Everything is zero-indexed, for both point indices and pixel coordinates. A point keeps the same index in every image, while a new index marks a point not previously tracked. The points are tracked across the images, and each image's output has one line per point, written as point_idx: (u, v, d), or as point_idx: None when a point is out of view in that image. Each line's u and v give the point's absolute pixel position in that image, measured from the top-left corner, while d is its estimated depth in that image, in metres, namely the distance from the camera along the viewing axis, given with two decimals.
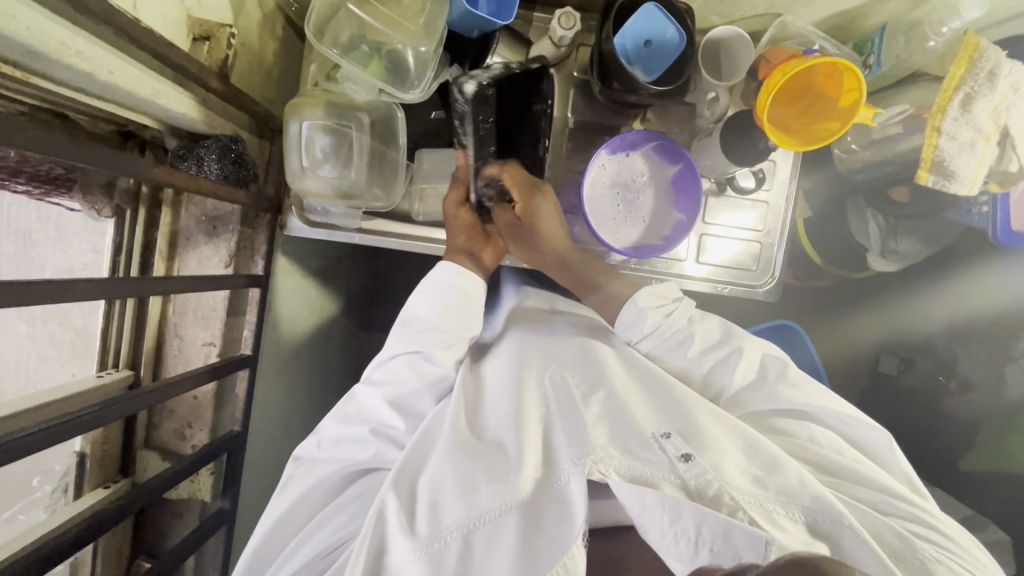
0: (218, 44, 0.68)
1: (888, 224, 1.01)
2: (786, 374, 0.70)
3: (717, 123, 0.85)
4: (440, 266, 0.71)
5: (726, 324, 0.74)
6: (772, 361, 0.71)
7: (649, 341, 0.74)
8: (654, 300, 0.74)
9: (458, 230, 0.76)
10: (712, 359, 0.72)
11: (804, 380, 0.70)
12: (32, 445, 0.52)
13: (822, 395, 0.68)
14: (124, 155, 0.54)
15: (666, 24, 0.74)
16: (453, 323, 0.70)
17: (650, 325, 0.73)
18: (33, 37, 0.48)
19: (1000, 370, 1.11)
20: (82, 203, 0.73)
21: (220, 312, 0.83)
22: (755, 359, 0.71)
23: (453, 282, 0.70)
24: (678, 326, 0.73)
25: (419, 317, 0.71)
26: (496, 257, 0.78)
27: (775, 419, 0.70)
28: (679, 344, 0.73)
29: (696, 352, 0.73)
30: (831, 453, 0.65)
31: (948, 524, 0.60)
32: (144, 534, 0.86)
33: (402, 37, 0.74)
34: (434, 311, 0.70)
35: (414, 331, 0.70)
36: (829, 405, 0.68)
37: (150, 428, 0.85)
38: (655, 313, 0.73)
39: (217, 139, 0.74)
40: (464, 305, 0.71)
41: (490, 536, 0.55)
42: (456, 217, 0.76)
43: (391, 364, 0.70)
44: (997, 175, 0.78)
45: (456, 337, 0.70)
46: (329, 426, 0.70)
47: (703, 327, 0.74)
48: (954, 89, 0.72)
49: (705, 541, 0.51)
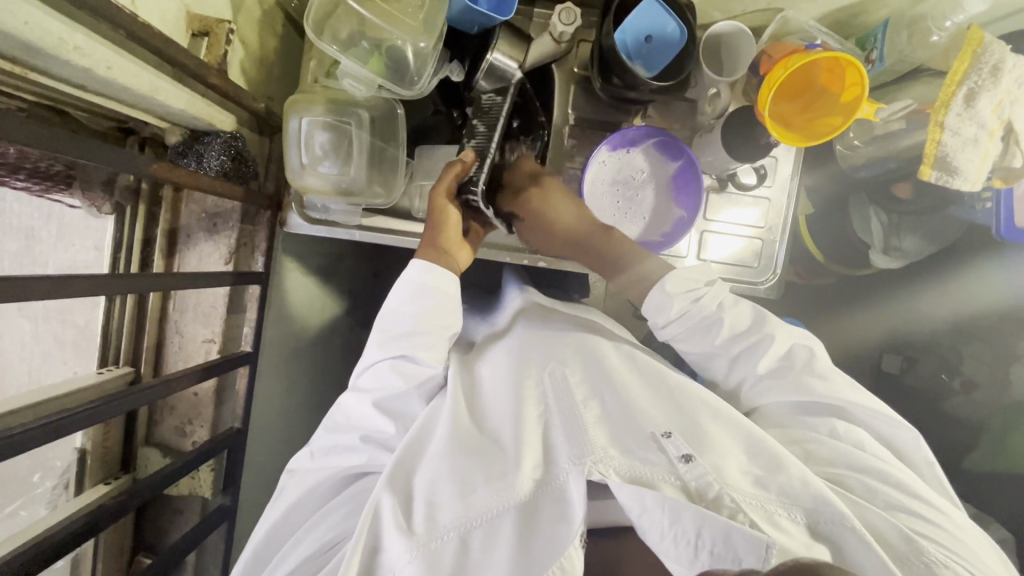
0: (217, 41, 0.69)
1: (891, 221, 1.00)
2: (813, 366, 0.69)
3: (719, 119, 0.83)
4: (409, 265, 0.71)
5: (760, 311, 0.73)
6: (802, 348, 0.71)
7: (676, 325, 0.73)
8: (686, 283, 0.72)
9: (440, 226, 0.74)
10: (743, 345, 0.71)
11: (833, 372, 0.69)
12: (30, 441, 0.52)
13: (847, 387, 0.68)
14: (123, 152, 0.54)
15: (666, 19, 0.74)
16: (433, 324, 0.70)
17: (677, 309, 0.72)
18: (31, 32, 0.48)
19: (1005, 371, 1.13)
20: (82, 199, 0.74)
21: (220, 309, 0.83)
22: (790, 347, 0.71)
23: (429, 282, 0.70)
24: (707, 311, 0.72)
25: (400, 323, 0.70)
26: (470, 257, 0.77)
27: (796, 412, 0.70)
28: (705, 329, 0.72)
29: (725, 338, 0.72)
30: (851, 446, 0.65)
31: (958, 522, 0.59)
32: (145, 530, 0.87)
33: (400, 33, 0.73)
34: (413, 315, 0.69)
35: (394, 336, 0.70)
36: (859, 400, 0.68)
37: (150, 424, 0.85)
38: (684, 297, 0.72)
39: (218, 136, 0.75)
40: (441, 305, 0.70)
41: (487, 534, 0.55)
42: (437, 213, 0.74)
43: (376, 370, 0.69)
44: (1002, 171, 0.78)
45: (438, 338, 0.70)
46: (319, 438, 0.71)
47: (735, 313, 0.72)
48: (959, 84, 0.71)
49: (705, 544, 0.51)
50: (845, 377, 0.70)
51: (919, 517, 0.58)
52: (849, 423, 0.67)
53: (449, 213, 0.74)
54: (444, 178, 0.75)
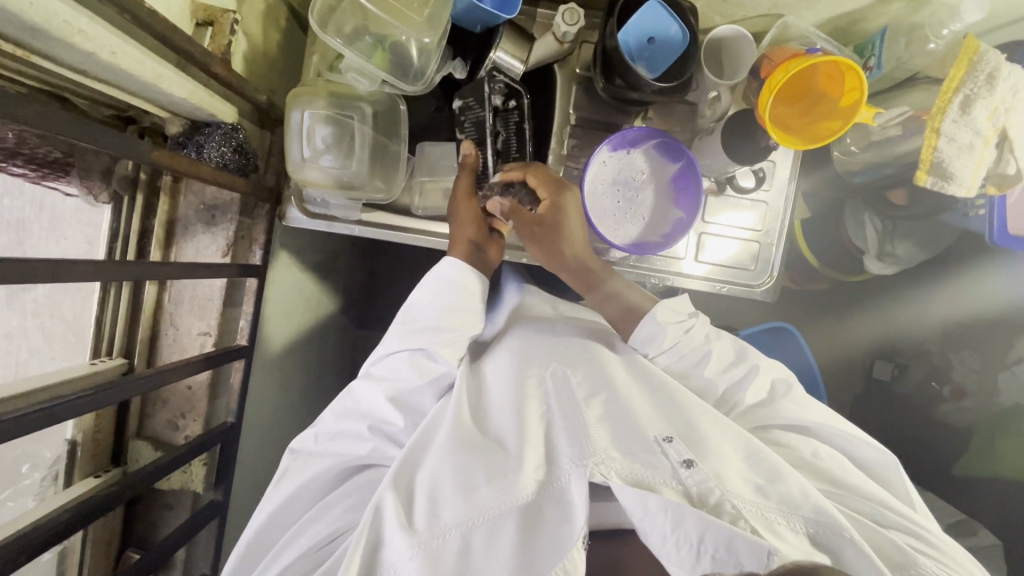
0: (222, 30, 0.68)
1: (886, 227, 1.02)
2: (792, 395, 0.70)
3: (719, 122, 0.84)
4: (442, 261, 0.71)
5: (739, 345, 0.75)
6: (780, 382, 0.72)
7: (666, 356, 0.73)
8: (674, 315, 0.73)
9: (469, 222, 0.76)
10: (726, 378, 0.72)
11: (807, 400, 0.71)
12: (20, 428, 0.51)
13: (821, 415, 0.70)
14: (124, 137, 0.53)
15: (669, 22, 0.74)
16: (457, 321, 0.70)
17: (668, 341, 0.72)
18: (36, 14, 0.47)
19: (993, 378, 1.12)
20: (79, 188, 0.72)
21: (217, 301, 0.82)
22: (767, 380, 0.72)
23: (458, 281, 0.70)
24: (697, 344, 0.73)
25: (426, 315, 0.70)
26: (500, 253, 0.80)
27: (782, 434, 0.70)
28: (695, 362, 0.73)
29: (713, 371, 0.73)
30: (835, 467, 0.65)
31: (944, 539, 0.61)
32: (133, 526, 0.85)
33: (405, 28, 0.73)
34: (439, 309, 0.70)
35: (416, 328, 0.69)
36: (836, 425, 0.69)
37: (143, 417, 0.83)
38: (675, 328, 0.73)
39: (219, 127, 0.74)
40: (467, 303, 0.71)
41: (490, 535, 0.54)
42: (461, 210, 0.77)
43: (393, 360, 0.69)
44: (995, 178, 0.79)
45: (461, 335, 0.70)
46: (326, 421, 0.70)
47: (719, 346, 0.74)
48: (954, 91, 0.73)
49: (708, 549, 0.50)
50: (818, 405, 0.72)
51: (914, 535, 0.59)
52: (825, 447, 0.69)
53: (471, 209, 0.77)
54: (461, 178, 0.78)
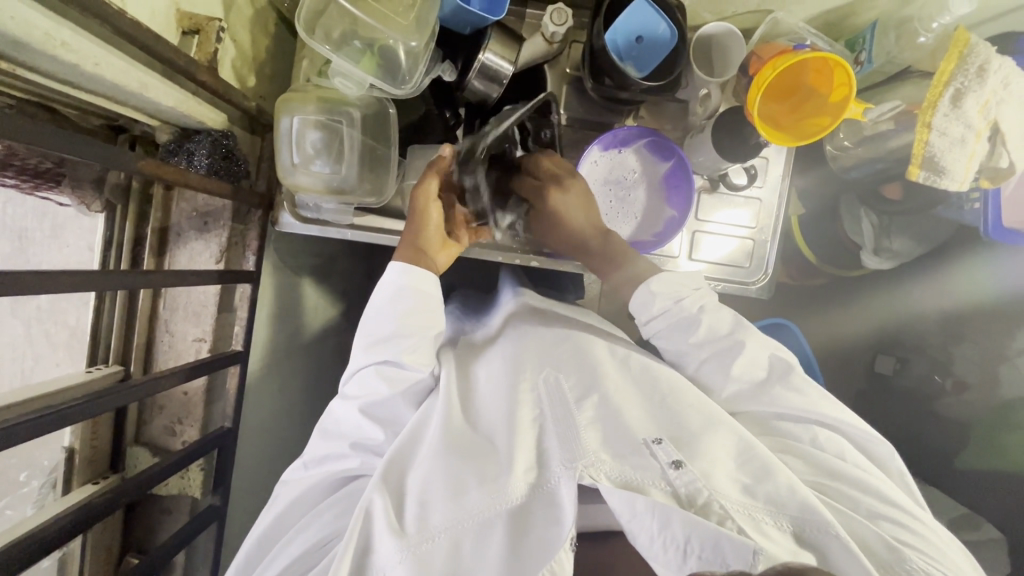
0: (207, 38, 0.69)
1: (881, 222, 1.02)
2: (791, 377, 0.70)
3: (709, 120, 0.84)
4: (389, 267, 0.72)
5: (738, 317, 0.74)
6: (781, 361, 0.71)
7: (657, 323, 0.74)
8: (669, 286, 0.73)
9: (421, 225, 0.74)
10: (715, 353, 0.72)
11: (810, 385, 0.70)
12: (14, 437, 0.51)
13: (825, 401, 0.68)
14: (110, 149, 0.54)
15: (656, 21, 0.74)
16: (415, 326, 0.69)
17: (659, 307, 0.73)
18: (18, 27, 0.47)
19: (995, 371, 1.11)
20: (72, 198, 0.72)
21: (211, 309, 0.84)
22: (763, 356, 0.71)
23: (409, 285, 0.70)
24: (687, 312, 0.73)
25: (381, 327, 0.69)
26: (450, 258, 0.77)
27: (777, 421, 0.69)
28: (685, 332, 0.73)
29: (701, 341, 0.72)
30: (832, 457, 0.65)
31: (939, 535, 0.60)
32: (132, 531, 0.86)
33: (393, 32, 0.73)
34: (395, 319, 0.69)
35: (376, 341, 0.69)
36: (845, 416, 0.68)
37: (140, 422, 0.84)
38: (667, 297, 0.73)
39: (208, 135, 0.74)
40: (423, 307, 0.70)
41: (478, 538, 0.55)
42: (417, 211, 0.75)
43: (361, 376, 0.69)
44: (988, 172, 0.78)
45: (421, 340, 0.69)
46: (313, 446, 0.70)
47: (714, 317, 0.73)
48: (945, 84, 0.72)
49: (694, 549, 0.51)
50: (822, 391, 0.70)
51: (903, 526, 0.59)
52: (834, 435, 0.67)
53: (430, 211, 0.75)
54: (432, 174, 0.76)
